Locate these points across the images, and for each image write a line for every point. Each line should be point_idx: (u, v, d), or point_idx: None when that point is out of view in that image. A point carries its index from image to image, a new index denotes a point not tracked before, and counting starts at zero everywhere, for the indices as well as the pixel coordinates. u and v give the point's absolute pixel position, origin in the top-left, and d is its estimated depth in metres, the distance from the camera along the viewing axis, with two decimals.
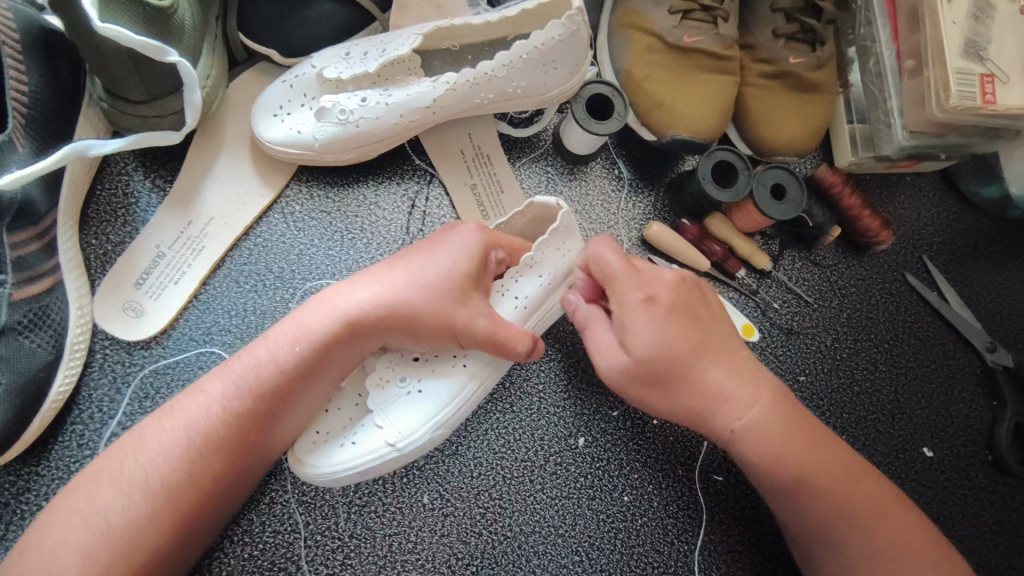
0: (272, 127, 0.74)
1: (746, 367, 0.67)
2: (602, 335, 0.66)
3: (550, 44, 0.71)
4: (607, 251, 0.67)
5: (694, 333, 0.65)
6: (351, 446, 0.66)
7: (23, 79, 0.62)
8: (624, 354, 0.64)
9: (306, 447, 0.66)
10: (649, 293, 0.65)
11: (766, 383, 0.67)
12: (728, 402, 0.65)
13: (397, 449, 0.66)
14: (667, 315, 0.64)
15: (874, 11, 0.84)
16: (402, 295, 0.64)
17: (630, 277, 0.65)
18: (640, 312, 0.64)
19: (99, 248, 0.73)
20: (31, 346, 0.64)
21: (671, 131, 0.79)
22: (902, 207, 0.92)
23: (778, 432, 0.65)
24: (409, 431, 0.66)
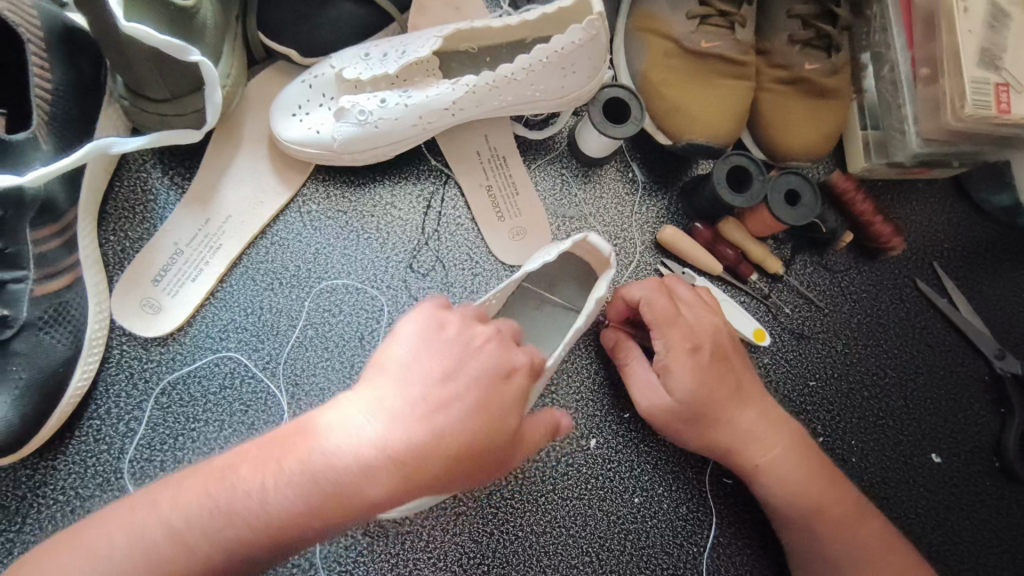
0: (291, 126, 0.75)
1: (775, 409, 0.73)
2: (645, 377, 0.72)
3: (570, 48, 0.71)
4: (658, 299, 0.71)
5: (731, 382, 0.71)
6: None
7: (48, 76, 0.62)
8: (665, 396, 0.71)
9: None
10: (694, 342, 0.70)
11: (791, 427, 0.73)
12: (760, 445, 0.71)
13: None
14: (708, 365, 0.70)
15: (889, 18, 0.84)
16: (393, 445, 0.49)
17: (675, 327, 0.70)
18: (684, 360, 0.70)
19: (117, 244, 0.74)
20: (51, 341, 0.65)
21: (687, 136, 0.79)
22: (913, 214, 0.92)
23: (801, 472, 0.71)
24: None
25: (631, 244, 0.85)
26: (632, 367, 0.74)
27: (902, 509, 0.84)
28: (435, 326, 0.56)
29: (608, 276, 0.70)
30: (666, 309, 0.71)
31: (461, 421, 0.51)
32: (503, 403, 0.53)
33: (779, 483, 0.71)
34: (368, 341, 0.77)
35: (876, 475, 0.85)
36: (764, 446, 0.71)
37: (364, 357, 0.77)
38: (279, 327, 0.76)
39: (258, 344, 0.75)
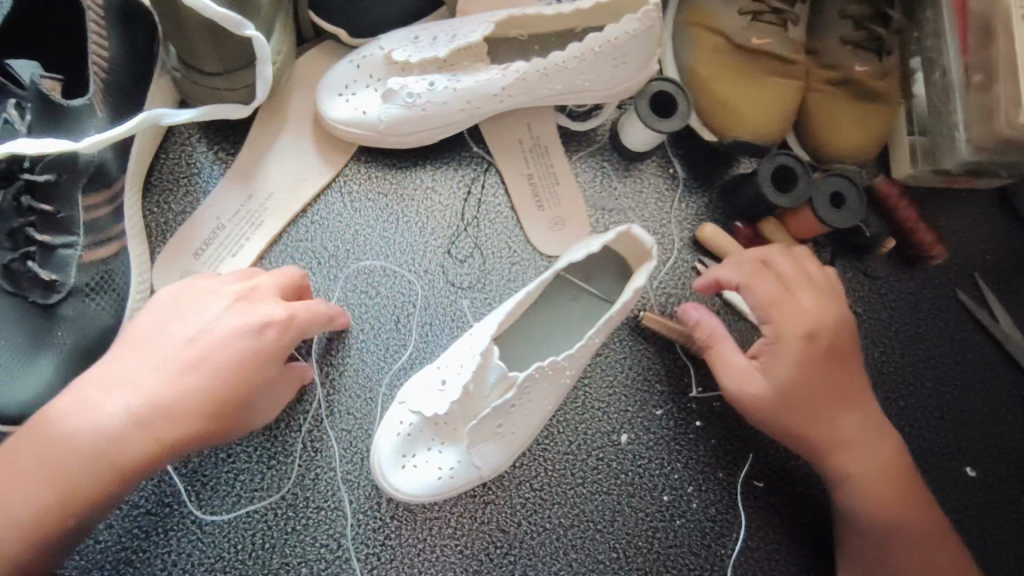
0: (337, 106, 0.75)
1: (876, 418, 0.72)
2: (732, 355, 0.73)
3: (623, 39, 0.71)
4: (762, 282, 0.72)
5: (841, 381, 0.71)
6: (441, 468, 0.71)
7: (104, 44, 0.63)
8: (759, 381, 0.71)
9: (397, 469, 0.70)
10: (810, 330, 0.70)
11: (890, 436, 0.72)
12: (858, 447, 0.70)
13: (479, 471, 0.72)
14: (826, 357, 0.70)
15: (944, 23, 0.83)
16: (190, 382, 0.57)
17: (782, 310, 0.71)
18: (800, 347, 0.70)
19: (161, 216, 0.74)
20: (96, 308, 0.65)
21: (732, 134, 0.79)
22: (956, 224, 0.91)
23: (885, 486, 0.70)
24: (489, 454, 0.71)
25: (669, 239, 0.85)
26: (720, 347, 0.74)
27: None
28: (244, 294, 0.63)
29: (647, 267, 0.70)
30: (772, 291, 0.72)
31: (215, 376, 0.58)
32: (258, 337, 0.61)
33: (868, 489, 0.70)
34: (404, 324, 0.77)
35: None
36: (857, 448, 0.70)
37: (399, 340, 0.77)
38: None
39: None
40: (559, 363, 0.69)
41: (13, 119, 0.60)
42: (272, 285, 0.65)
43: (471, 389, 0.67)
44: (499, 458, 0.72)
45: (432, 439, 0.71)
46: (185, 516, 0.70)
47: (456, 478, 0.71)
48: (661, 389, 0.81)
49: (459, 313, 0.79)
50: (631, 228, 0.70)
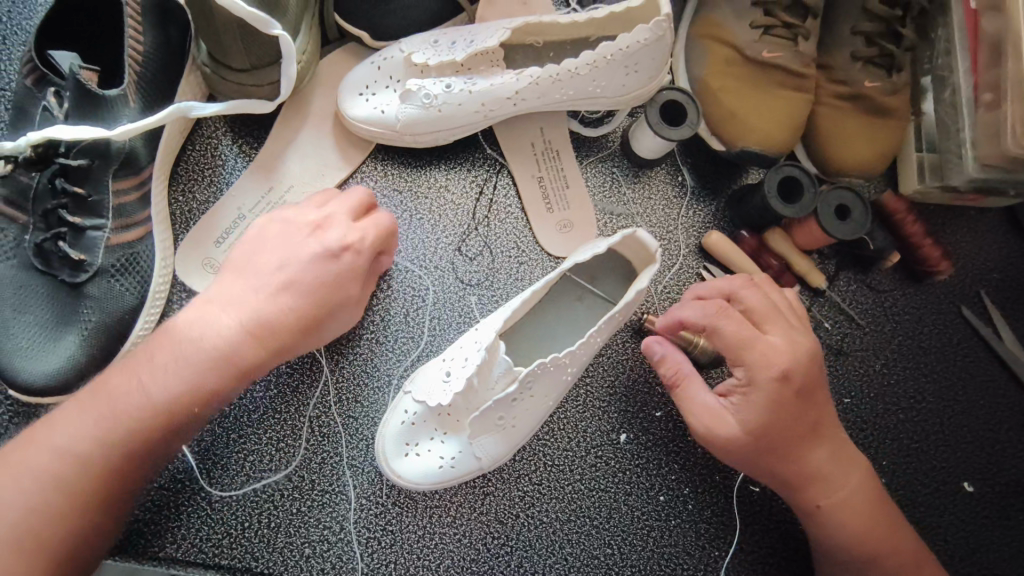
0: (357, 105, 0.77)
1: (845, 445, 0.72)
2: (703, 399, 0.71)
3: (635, 47, 0.73)
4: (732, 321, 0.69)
5: (810, 417, 0.70)
6: (444, 461, 0.73)
7: (139, 39, 0.66)
8: (728, 422, 0.70)
9: (401, 459, 0.73)
10: (782, 370, 0.68)
11: (859, 462, 0.73)
12: (826, 483, 0.70)
13: (480, 463, 0.73)
14: (794, 396, 0.68)
15: (955, 41, 0.84)
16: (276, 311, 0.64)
17: (757, 349, 0.68)
18: (769, 387, 0.68)
19: (185, 204, 0.77)
20: (120, 288, 0.68)
21: (740, 143, 0.80)
22: (964, 240, 0.92)
23: (863, 513, 0.71)
24: (490, 447, 0.73)
25: (675, 245, 0.86)
26: (690, 387, 0.72)
27: (931, 535, 0.83)
28: (318, 222, 0.69)
29: (650, 270, 0.72)
30: (742, 328, 0.69)
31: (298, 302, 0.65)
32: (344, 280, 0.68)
33: (842, 523, 0.71)
34: (413, 317, 0.80)
35: (904, 497, 0.84)
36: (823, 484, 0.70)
37: (407, 333, 0.79)
38: None
39: None
40: (562, 359, 0.70)
41: (52, 107, 0.64)
42: (342, 212, 0.70)
43: (475, 384, 0.69)
44: (499, 451, 0.74)
45: (435, 429, 0.73)
46: (195, 492, 0.73)
47: (455, 467, 0.73)
48: (661, 391, 0.82)
49: (467, 308, 0.81)
50: (636, 231, 0.71)
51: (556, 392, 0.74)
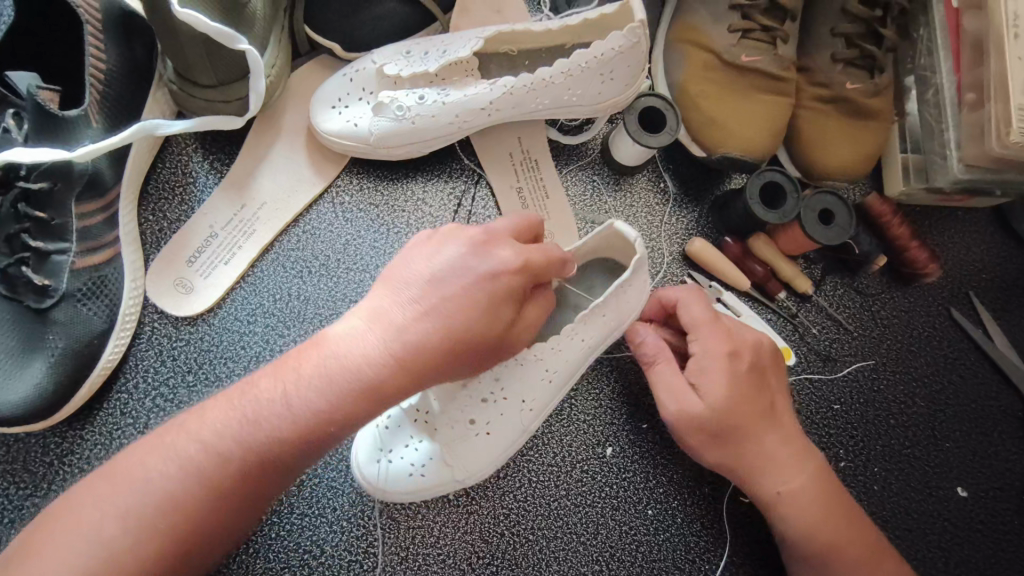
0: (330, 119, 0.76)
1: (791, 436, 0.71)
2: (669, 377, 0.70)
3: (610, 55, 0.71)
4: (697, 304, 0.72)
5: (763, 402, 0.70)
6: (420, 476, 0.70)
7: (102, 57, 0.65)
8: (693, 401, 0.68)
9: (373, 469, 0.70)
10: (733, 349, 0.69)
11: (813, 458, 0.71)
12: (768, 468, 0.69)
13: (461, 483, 0.71)
14: (744, 376, 0.69)
15: (936, 41, 0.82)
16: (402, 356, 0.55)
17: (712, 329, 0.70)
18: (717, 368, 0.69)
19: (156, 224, 0.75)
20: (88, 313, 0.67)
21: (720, 149, 0.79)
22: (951, 242, 0.90)
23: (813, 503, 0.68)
24: (472, 465, 0.71)
25: (657, 253, 0.85)
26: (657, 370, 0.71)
27: (924, 545, 0.82)
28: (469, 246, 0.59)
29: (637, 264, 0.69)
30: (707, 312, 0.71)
31: (440, 327, 0.56)
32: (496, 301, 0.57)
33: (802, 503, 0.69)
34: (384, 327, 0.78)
35: (897, 503, 0.83)
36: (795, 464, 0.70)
37: None
38: (306, 315, 0.76)
39: (284, 330, 0.76)
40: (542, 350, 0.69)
41: (12, 129, 0.62)
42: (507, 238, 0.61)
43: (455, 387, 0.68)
44: (478, 467, 0.71)
45: (410, 435, 0.71)
46: None
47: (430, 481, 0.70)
48: (649, 404, 0.81)
49: None
50: (614, 223, 0.69)
51: (540, 409, 0.73)
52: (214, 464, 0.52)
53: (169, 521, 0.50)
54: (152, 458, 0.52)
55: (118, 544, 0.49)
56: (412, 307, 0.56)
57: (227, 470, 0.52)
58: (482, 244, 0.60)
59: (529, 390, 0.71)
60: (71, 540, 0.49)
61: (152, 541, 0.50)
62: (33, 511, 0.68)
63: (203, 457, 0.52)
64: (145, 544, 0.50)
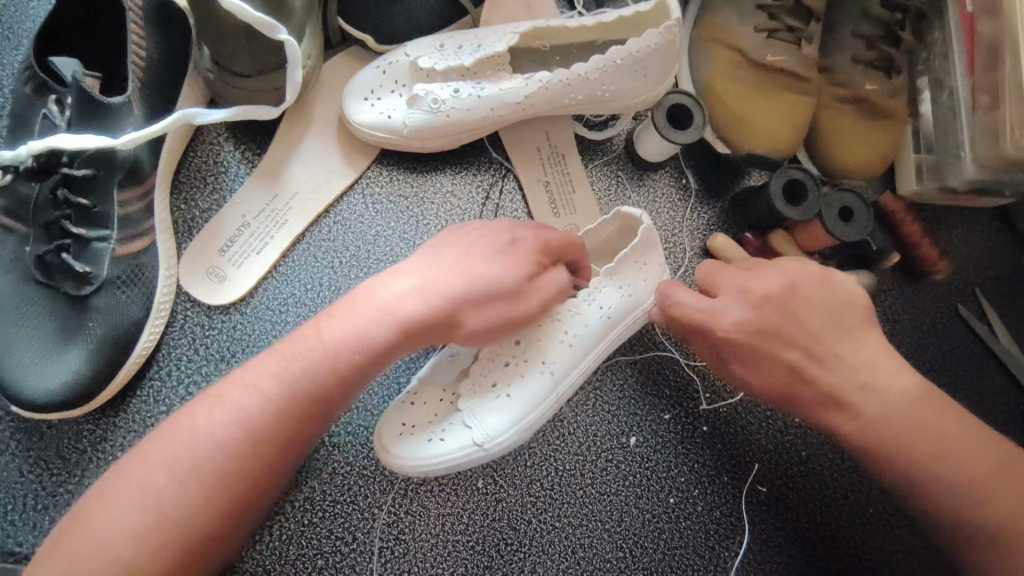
0: (362, 110, 0.76)
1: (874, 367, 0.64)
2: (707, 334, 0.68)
3: (644, 52, 0.73)
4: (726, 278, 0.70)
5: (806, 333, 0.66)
6: (440, 441, 0.67)
7: (143, 44, 0.65)
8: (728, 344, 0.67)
9: (391, 437, 0.68)
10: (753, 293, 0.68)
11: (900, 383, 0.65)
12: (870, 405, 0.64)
13: (483, 448, 0.67)
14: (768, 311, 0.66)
15: (951, 45, 0.85)
16: (439, 313, 0.59)
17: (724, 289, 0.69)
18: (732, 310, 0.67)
19: (187, 212, 0.76)
20: (125, 301, 0.67)
21: (746, 146, 0.81)
22: (959, 241, 0.93)
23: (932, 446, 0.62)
24: (494, 430, 0.67)
25: (680, 247, 0.87)
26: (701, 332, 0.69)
27: None
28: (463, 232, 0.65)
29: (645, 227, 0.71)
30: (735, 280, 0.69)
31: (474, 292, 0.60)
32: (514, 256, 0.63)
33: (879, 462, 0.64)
34: None
35: None
36: (872, 380, 0.63)
37: None
38: (337, 304, 0.77)
39: (315, 319, 0.76)
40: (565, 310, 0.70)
41: (53, 115, 0.62)
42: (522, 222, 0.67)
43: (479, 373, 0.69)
44: (499, 427, 0.67)
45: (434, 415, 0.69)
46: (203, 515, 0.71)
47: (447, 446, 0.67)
48: (670, 395, 0.83)
49: None
50: (621, 208, 0.72)
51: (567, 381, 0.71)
52: (267, 425, 0.54)
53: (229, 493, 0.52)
54: (211, 435, 0.53)
55: (175, 496, 0.51)
56: (447, 265, 0.60)
57: (266, 442, 0.54)
58: (507, 227, 0.65)
59: (562, 353, 0.70)
60: (139, 511, 0.50)
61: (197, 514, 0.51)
62: (67, 498, 0.68)
63: (249, 426, 0.54)
64: (197, 501, 0.51)
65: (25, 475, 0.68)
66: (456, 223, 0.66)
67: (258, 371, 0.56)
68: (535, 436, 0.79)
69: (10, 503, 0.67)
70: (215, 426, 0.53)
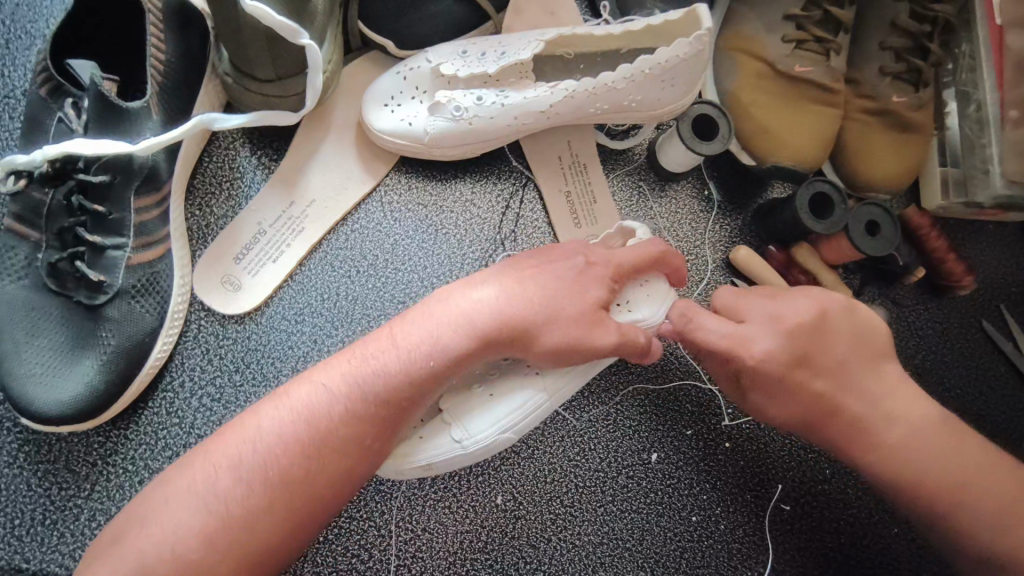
0: (383, 117, 0.75)
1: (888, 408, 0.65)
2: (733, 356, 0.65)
3: (674, 62, 0.71)
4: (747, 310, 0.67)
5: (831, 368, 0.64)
6: (420, 440, 0.64)
7: (161, 48, 0.63)
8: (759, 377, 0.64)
9: None
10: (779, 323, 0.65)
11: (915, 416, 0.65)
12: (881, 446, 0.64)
13: (462, 446, 0.64)
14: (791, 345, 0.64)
15: (980, 58, 0.84)
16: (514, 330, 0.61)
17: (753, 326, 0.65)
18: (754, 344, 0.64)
19: (202, 219, 0.74)
20: (141, 310, 0.65)
21: (772, 157, 0.80)
22: (984, 255, 0.92)
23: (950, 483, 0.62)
24: (478, 431, 0.64)
25: (702, 260, 0.85)
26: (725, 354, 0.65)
27: None
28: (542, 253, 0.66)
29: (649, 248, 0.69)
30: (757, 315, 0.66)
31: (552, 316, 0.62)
32: (589, 284, 0.64)
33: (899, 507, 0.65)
34: None
35: None
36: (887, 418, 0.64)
37: None
38: (354, 314, 0.75)
39: (332, 330, 0.74)
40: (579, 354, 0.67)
41: (70, 119, 0.61)
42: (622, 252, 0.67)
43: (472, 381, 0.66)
44: (485, 430, 0.64)
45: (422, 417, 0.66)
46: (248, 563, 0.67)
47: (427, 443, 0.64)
48: (693, 411, 0.81)
49: None
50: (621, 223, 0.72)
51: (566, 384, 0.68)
52: (308, 442, 0.53)
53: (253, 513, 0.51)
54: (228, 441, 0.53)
55: (238, 501, 0.51)
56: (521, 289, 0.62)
57: (302, 459, 0.52)
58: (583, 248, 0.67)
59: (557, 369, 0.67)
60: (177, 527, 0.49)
61: (224, 544, 0.50)
62: (76, 513, 0.66)
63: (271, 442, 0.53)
64: (271, 520, 0.51)
65: (32, 489, 0.66)
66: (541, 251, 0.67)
67: (328, 368, 0.57)
68: (555, 452, 0.77)
69: (16, 517, 0.65)
70: (277, 420, 0.54)
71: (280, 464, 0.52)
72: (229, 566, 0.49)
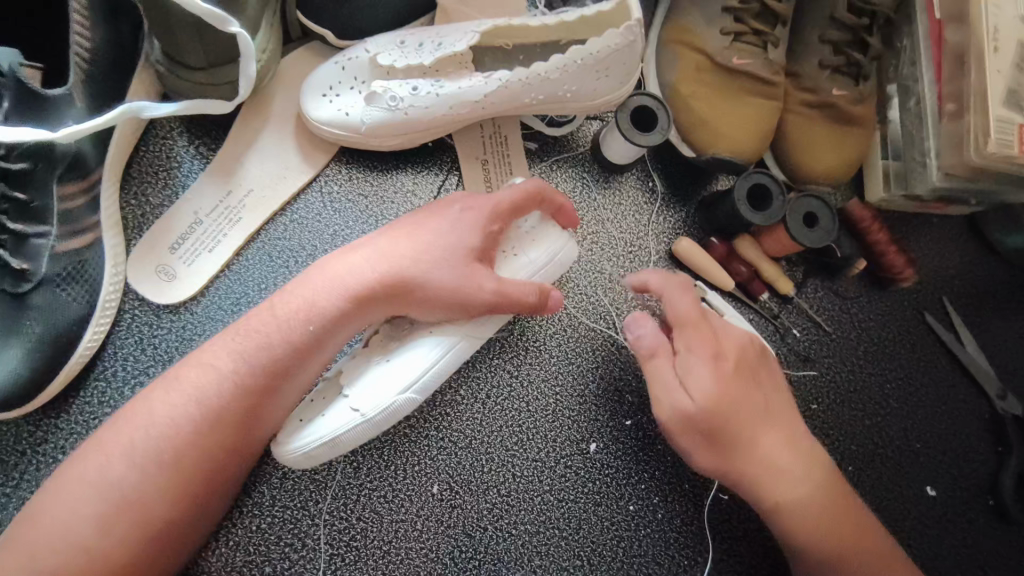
0: (320, 107, 0.75)
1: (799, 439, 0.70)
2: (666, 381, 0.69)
3: (605, 52, 0.72)
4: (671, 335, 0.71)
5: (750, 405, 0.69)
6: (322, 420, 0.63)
7: (87, 36, 0.63)
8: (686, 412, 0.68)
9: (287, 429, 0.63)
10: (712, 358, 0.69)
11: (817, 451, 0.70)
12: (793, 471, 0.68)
13: (364, 416, 0.63)
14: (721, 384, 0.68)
15: (919, 52, 0.84)
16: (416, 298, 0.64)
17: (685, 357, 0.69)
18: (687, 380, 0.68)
19: (138, 208, 0.74)
20: (66, 298, 0.65)
21: (710, 149, 0.80)
22: (927, 248, 0.93)
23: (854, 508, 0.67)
24: (381, 399, 0.63)
25: (646, 252, 0.86)
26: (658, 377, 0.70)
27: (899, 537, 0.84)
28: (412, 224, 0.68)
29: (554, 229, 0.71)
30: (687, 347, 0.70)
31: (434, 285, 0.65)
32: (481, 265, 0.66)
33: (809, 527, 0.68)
34: None
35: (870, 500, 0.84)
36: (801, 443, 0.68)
37: None
38: None
39: None
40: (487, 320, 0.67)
41: None
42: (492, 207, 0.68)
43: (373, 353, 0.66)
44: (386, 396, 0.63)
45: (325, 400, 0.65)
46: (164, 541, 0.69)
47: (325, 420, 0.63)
48: (632, 401, 0.81)
49: None
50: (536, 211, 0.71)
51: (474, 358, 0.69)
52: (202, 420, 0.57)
53: (146, 494, 0.54)
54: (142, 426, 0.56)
55: (139, 483, 0.54)
56: (412, 257, 0.65)
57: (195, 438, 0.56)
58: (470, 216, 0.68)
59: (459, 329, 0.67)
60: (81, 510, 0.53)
61: (122, 524, 0.54)
62: (4, 502, 0.66)
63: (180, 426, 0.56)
64: (164, 500, 0.55)
65: None
66: (421, 212, 0.69)
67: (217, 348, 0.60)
68: (493, 442, 0.78)
69: None
70: (175, 406, 0.57)
71: (182, 449, 0.56)
72: (130, 538, 0.54)
